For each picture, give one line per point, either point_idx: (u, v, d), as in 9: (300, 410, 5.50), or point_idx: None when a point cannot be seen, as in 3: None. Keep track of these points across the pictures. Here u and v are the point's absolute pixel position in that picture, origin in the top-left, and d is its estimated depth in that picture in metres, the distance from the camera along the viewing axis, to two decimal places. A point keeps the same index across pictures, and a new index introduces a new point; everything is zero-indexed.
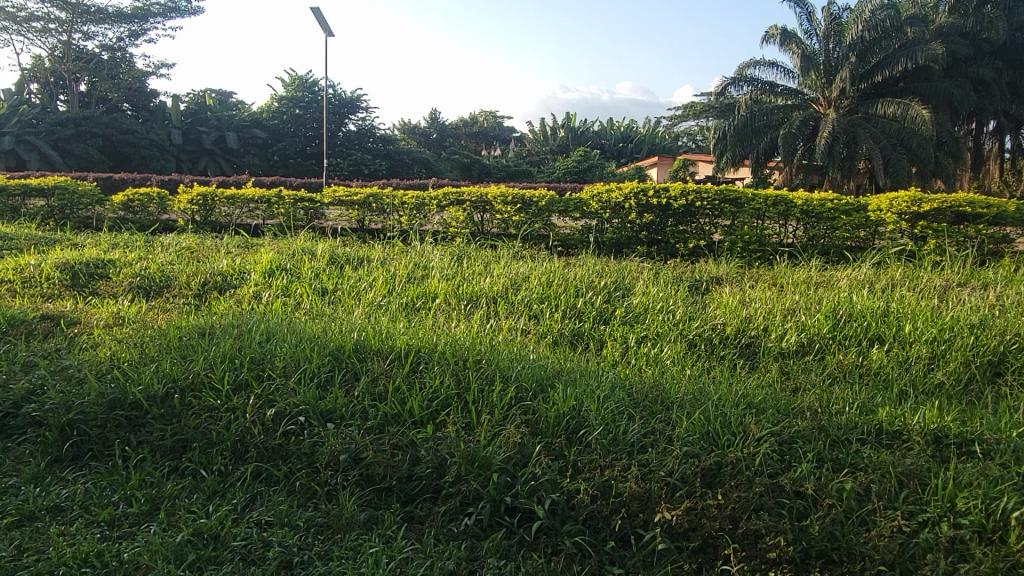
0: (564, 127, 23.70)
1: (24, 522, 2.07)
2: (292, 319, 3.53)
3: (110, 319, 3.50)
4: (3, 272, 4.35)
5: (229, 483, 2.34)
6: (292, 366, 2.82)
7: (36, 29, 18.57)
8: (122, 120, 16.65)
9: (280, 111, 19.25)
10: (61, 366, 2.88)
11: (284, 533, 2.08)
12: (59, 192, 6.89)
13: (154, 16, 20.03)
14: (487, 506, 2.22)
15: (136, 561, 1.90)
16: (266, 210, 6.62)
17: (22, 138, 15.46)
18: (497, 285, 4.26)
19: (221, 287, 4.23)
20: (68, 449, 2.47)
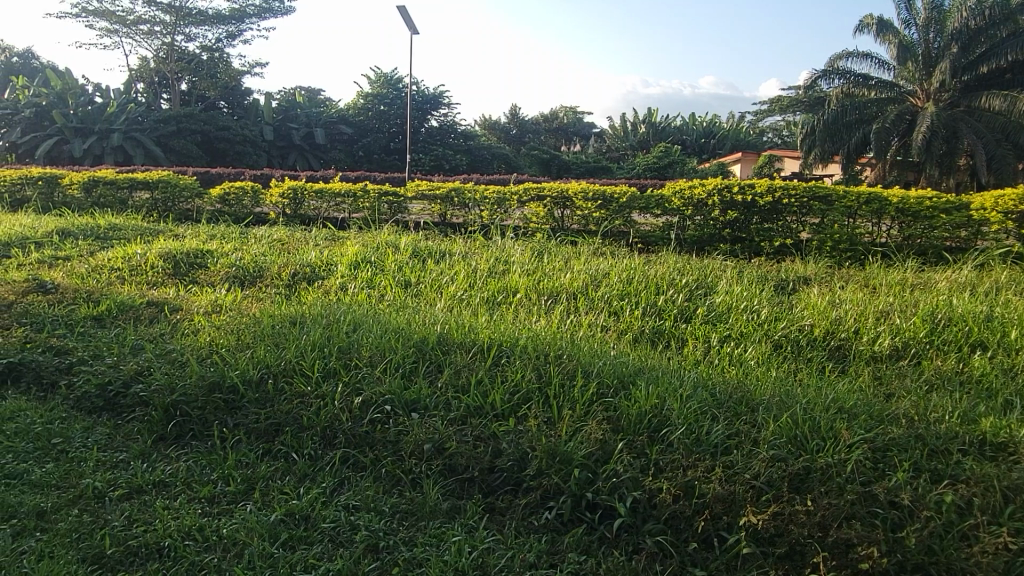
0: (645, 123, 23.39)
1: (133, 494, 2.20)
2: (377, 310, 3.62)
3: (208, 306, 3.69)
4: (113, 260, 4.63)
5: (318, 466, 2.43)
6: (378, 356, 2.90)
7: (143, 32, 19.65)
8: (220, 118, 17.58)
9: (365, 108, 19.74)
10: (165, 350, 3.05)
11: (370, 518, 2.14)
12: (163, 185, 7.30)
13: (249, 17, 20.87)
14: (568, 501, 2.22)
15: (234, 538, 1.99)
16: (351, 204, 6.81)
17: (130, 136, 15.84)
18: (577, 281, 4.25)
19: (309, 278, 4.38)
20: (171, 428, 2.61)
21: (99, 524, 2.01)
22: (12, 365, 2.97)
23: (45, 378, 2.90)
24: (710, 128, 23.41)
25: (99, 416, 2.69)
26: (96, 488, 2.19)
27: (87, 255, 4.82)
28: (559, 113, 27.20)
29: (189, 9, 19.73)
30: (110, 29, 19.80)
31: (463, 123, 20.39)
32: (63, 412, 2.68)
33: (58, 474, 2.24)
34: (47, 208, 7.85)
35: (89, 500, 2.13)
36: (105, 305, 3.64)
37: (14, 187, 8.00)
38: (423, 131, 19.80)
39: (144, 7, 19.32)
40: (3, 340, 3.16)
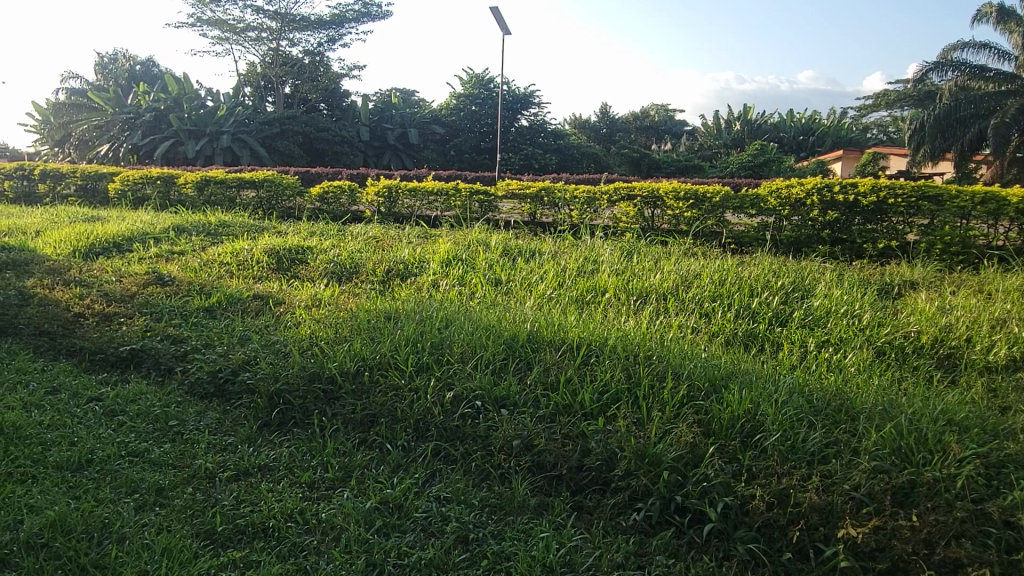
0: (740, 119, 22.74)
1: (241, 477, 2.33)
2: (468, 307, 3.69)
3: (309, 300, 3.86)
4: (223, 255, 4.91)
5: (411, 457, 2.50)
6: (469, 352, 2.96)
7: (251, 38, 20.67)
8: (320, 120, 18.42)
9: (458, 108, 20.07)
10: (269, 341, 3.22)
11: (460, 510, 2.20)
12: (267, 184, 7.67)
13: (348, 22, 21.60)
14: (657, 503, 2.20)
15: (332, 522, 2.09)
16: (443, 203, 6.94)
17: (237, 138, 16.66)
18: (667, 281, 4.19)
19: (402, 274, 4.51)
20: (275, 415, 2.75)
21: (211, 502, 2.15)
22: (134, 352, 3.21)
23: (163, 364, 3.11)
24: (809, 125, 22.45)
25: (211, 402, 2.86)
26: (207, 469, 2.33)
27: (199, 250, 5.12)
28: (650, 111, 26.80)
29: (293, 15, 20.62)
30: (222, 36, 20.94)
31: (553, 122, 20.40)
32: (179, 397, 2.87)
33: (174, 455, 2.40)
34: (165, 206, 8.40)
35: (201, 480, 2.27)
36: (216, 297, 3.87)
37: (136, 186, 8.60)
38: (514, 131, 19.93)
39: (253, 15, 20.33)
40: (128, 328, 3.41)
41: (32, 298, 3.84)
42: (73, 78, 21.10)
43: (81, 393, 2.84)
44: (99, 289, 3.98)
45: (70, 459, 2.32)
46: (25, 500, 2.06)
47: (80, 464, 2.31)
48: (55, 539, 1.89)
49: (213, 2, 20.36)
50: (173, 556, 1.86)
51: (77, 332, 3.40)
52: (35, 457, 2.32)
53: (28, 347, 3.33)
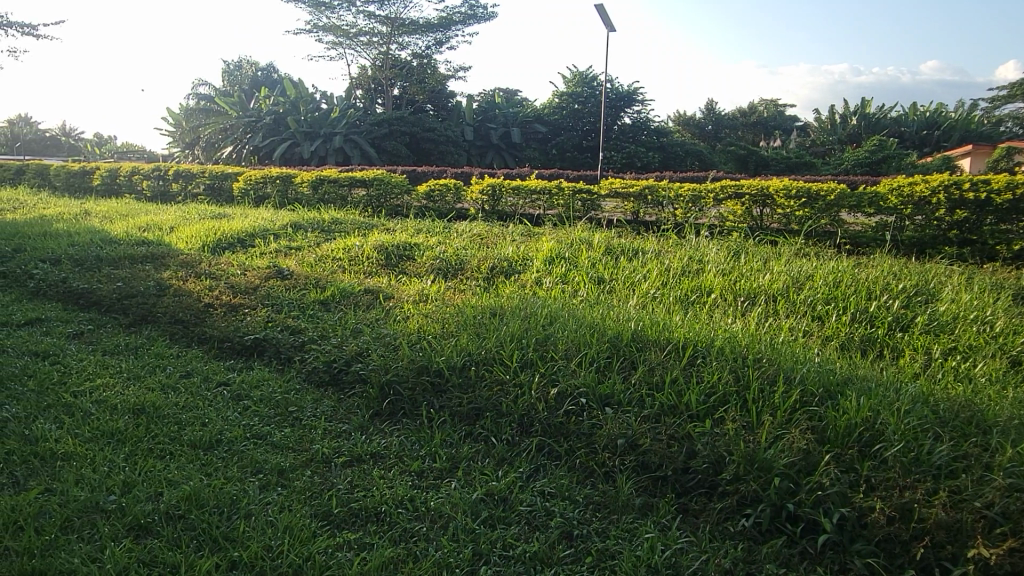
0: (857, 114, 21.64)
1: (355, 462, 2.44)
2: (572, 305, 3.71)
3: (416, 295, 3.97)
4: (337, 250, 5.14)
5: (516, 452, 2.54)
6: (573, 350, 2.96)
7: (362, 43, 21.46)
8: (426, 120, 18.78)
9: (561, 107, 20.11)
10: (380, 334, 3.34)
11: (564, 505, 2.21)
12: (377, 183, 7.95)
13: (455, 24, 22.06)
14: (767, 510, 2.14)
15: (440, 511, 2.15)
16: (546, 201, 6.98)
17: (349, 138, 17.32)
18: (778, 282, 4.04)
19: (506, 271, 4.58)
20: (386, 405, 2.85)
21: (327, 485, 2.26)
22: (258, 341, 3.41)
23: (283, 353, 3.29)
24: (934, 119, 21.03)
25: (327, 390, 3.00)
26: (323, 454, 2.45)
27: (315, 246, 5.38)
28: (758, 107, 25.92)
29: (403, 19, 21.27)
30: (336, 42, 21.83)
31: (657, 120, 20.09)
32: (297, 384, 3.03)
33: (294, 439, 2.54)
34: (282, 204, 8.87)
35: (318, 464, 2.39)
36: (331, 291, 4.06)
37: (258, 185, 9.13)
38: (617, 129, 19.87)
39: (365, 20, 21.12)
40: (251, 318, 3.63)
41: (168, 289, 4.15)
42: (203, 84, 22.59)
43: (211, 378, 3.05)
44: (226, 281, 4.26)
45: (203, 438, 2.49)
46: (164, 474, 2.23)
47: (211, 443, 2.48)
48: (191, 511, 2.03)
49: (329, 9, 21.28)
50: (294, 534, 1.97)
51: (207, 320, 3.64)
52: (173, 435, 2.51)
53: (165, 334, 3.60)
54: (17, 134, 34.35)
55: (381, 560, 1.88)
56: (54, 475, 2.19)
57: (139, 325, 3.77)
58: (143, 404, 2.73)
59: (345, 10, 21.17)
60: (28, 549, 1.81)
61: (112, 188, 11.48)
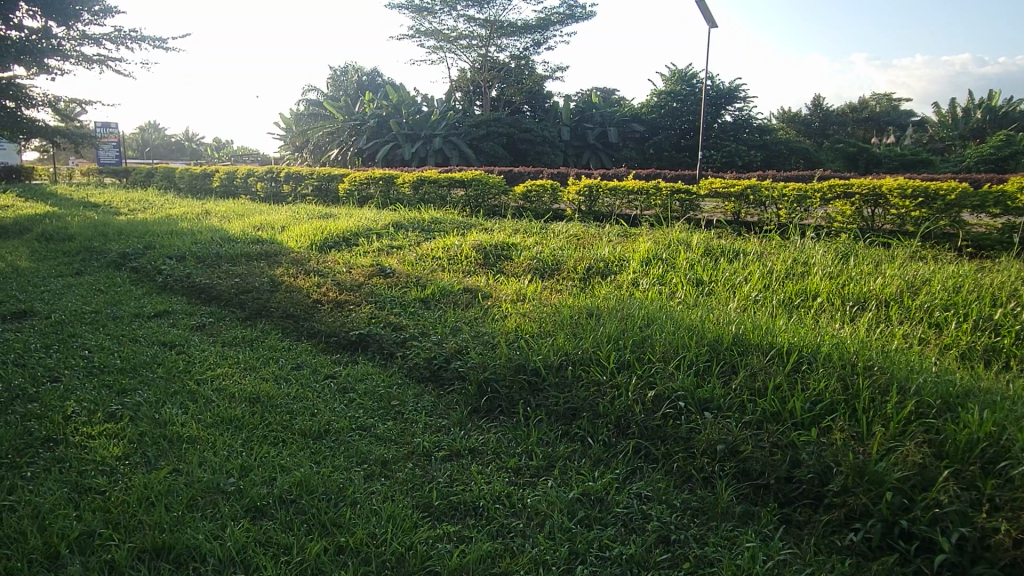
0: (982, 107, 20.20)
1: (454, 457, 2.50)
2: (670, 306, 3.65)
3: (514, 295, 4.02)
4: (437, 249, 5.27)
5: (612, 453, 2.54)
6: (671, 352, 2.92)
7: (462, 46, 21.86)
8: (523, 121, 18.85)
9: (659, 105, 19.87)
10: (479, 332, 3.41)
11: (661, 509, 2.19)
12: (475, 183, 8.09)
13: (553, 25, 22.10)
14: (877, 525, 2.03)
15: (537, 508, 2.17)
16: (644, 202, 6.90)
17: (449, 140, 17.59)
18: (891, 287, 3.84)
19: (603, 272, 4.56)
20: (483, 402, 2.91)
21: (429, 478, 2.32)
22: (362, 336, 3.55)
23: (386, 349, 3.41)
24: None
25: (426, 386, 3.09)
26: (424, 447, 2.52)
27: (416, 245, 5.53)
28: (870, 101, 24.63)
29: (502, 22, 21.52)
30: (437, 46, 22.31)
31: (759, 117, 19.45)
32: (400, 380, 3.13)
33: (396, 432, 2.63)
34: (385, 203, 9.18)
35: (419, 457, 2.46)
36: (431, 289, 4.17)
37: (362, 186, 9.48)
38: (717, 127, 19.30)
39: (465, 24, 21.49)
40: (356, 315, 3.78)
41: (280, 285, 4.38)
42: (312, 90, 23.61)
43: (319, 370, 3.20)
44: (333, 278, 4.45)
45: (312, 428, 2.62)
46: (278, 460, 2.36)
47: (319, 433, 2.60)
48: (302, 497, 2.14)
49: (431, 13, 21.79)
50: (398, 523, 2.04)
51: (316, 316, 3.82)
52: (284, 423, 2.66)
53: (278, 328, 3.80)
54: (146, 139, 37.09)
55: (480, 553, 1.91)
56: (181, 456, 2.36)
57: (254, 318, 3.99)
58: (258, 393, 2.90)
59: (446, 15, 21.62)
60: (159, 524, 1.95)
61: (229, 189, 12.21)
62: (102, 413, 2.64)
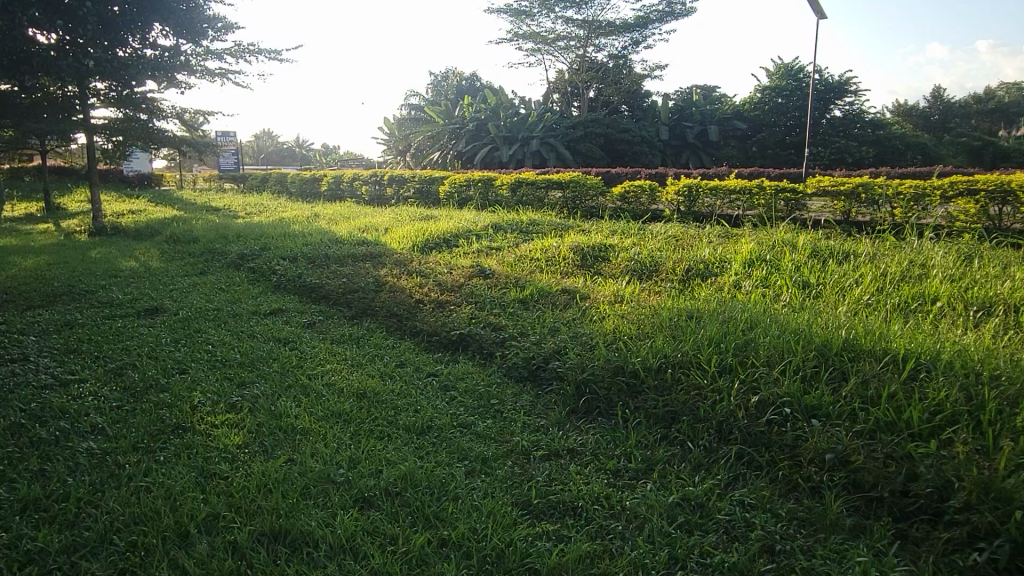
0: None
1: (552, 457, 2.52)
2: (774, 309, 3.54)
3: (612, 296, 4.01)
4: (535, 251, 5.32)
5: (713, 458, 2.49)
6: (776, 356, 2.83)
7: (560, 47, 21.90)
8: (621, 121, 18.62)
9: (764, 101, 19.41)
10: (577, 333, 3.42)
11: (765, 518, 2.12)
12: (573, 185, 8.10)
13: (653, 23, 21.80)
14: (1005, 546, 1.86)
15: (635, 510, 2.16)
16: (746, 202, 6.71)
17: (546, 142, 17.63)
18: (1021, 291, 3.55)
19: (703, 273, 4.47)
20: (582, 403, 2.92)
21: (527, 476, 2.35)
22: (462, 335, 3.62)
23: (486, 348, 3.47)
24: None
25: (525, 385, 3.13)
26: (523, 446, 2.56)
27: (515, 247, 5.60)
28: (998, 91, 22.90)
29: (601, 21, 21.39)
30: (536, 48, 22.49)
31: (872, 112, 18.47)
32: (499, 378, 3.19)
33: (496, 430, 2.68)
34: (484, 206, 9.35)
35: (518, 455, 2.50)
36: (530, 290, 4.21)
37: (462, 188, 9.69)
38: (825, 122, 18.44)
39: (563, 25, 21.51)
40: (457, 315, 3.87)
41: (384, 285, 4.55)
42: (413, 96, 24.30)
43: (422, 368, 3.30)
44: (435, 279, 4.57)
45: (416, 423, 2.71)
46: (384, 454, 2.46)
47: (423, 429, 2.69)
48: (406, 490, 2.22)
49: (530, 17, 21.96)
50: (497, 520, 2.08)
51: (419, 315, 3.94)
52: (390, 418, 2.76)
53: (382, 326, 3.95)
54: (261, 147, 39.34)
55: (579, 553, 1.92)
56: (295, 447, 2.49)
57: (361, 316, 4.16)
58: (364, 389, 3.03)
59: (544, 17, 21.75)
60: (276, 510, 2.07)
61: (337, 193, 12.77)
62: (225, 404, 2.83)
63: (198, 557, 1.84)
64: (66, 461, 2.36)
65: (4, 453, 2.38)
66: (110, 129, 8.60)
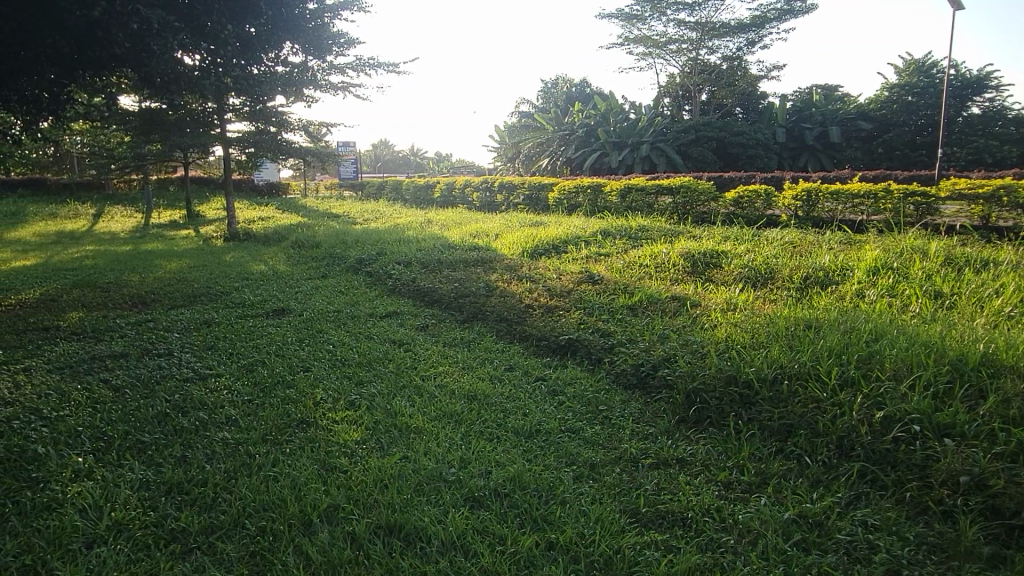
0: None
1: (661, 465, 2.48)
2: (902, 320, 3.33)
3: (724, 304, 3.91)
4: (644, 257, 5.26)
5: (833, 475, 2.38)
6: (904, 370, 2.66)
7: (672, 51, 21.54)
8: (735, 124, 18.05)
9: (891, 100, 18.31)
10: (687, 341, 3.35)
11: (891, 540, 2.00)
12: (684, 190, 7.95)
13: (770, 22, 21.04)
14: None
15: (748, 525, 2.09)
16: (871, 206, 6.36)
17: (656, 146, 17.35)
18: None
19: (823, 281, 4.27)
20: (692, 413, 2.86)
21: (635, 484, 2.34)
22: (571, 341, 3.64)
23: (594, 354, 3.47)
24: None
25: (633, 392, 3.10)
26: (631, 454, 2.54)
27: (623, 253, 5.57)
28: None
29: (714, 22, 20.86)
30: (646, 52, 22.26)
31: (1016, 107, 17.02)
32: (607, 385, 3.18)
33: (604, 436, 2.68)
34: (593, 212, 9.35)
35: (626, 462, 2.49)
36: (639, 296, 4.17)
37: (571, 195, 9.74)
38: (961, 121, 17.17)
39: (675, 28, 21.14)
40: (565, 320, 3.89)
41: (495, 290, 4.63)
42: (523, 103, 24.65)
43: (531, 373, 3.34)
44: (543, 284, 4.62)
45: (524, 427, 2.74)
46: (493, 456, 2.50)
47: (531, 432, 2.72)
48: (515, 491, 2.26)
49: (641, 21, 21.75)
50: (605, 526, 2.08)
51: (527, 320, 3.99)
52: (499, 421, 2.81)
53: (492, 330, 4.02)
54: (378, 156, 41.02)
55: (689, 565, 1.89)
56: (409, 445, 2.58)
57: (472, 320, 4.26)
58: (474, 391, 3.10)
59: (655, 21, 21.47)
60: (391, 504, 2.16)
61: (449, 200, 13.14)
62: (344, 401, 2.98)
63: (320, 544, 1.94)
64: (204, 449, 2.55)
65: (152, 439, 2.61)
66: (243, 142, 9.22)
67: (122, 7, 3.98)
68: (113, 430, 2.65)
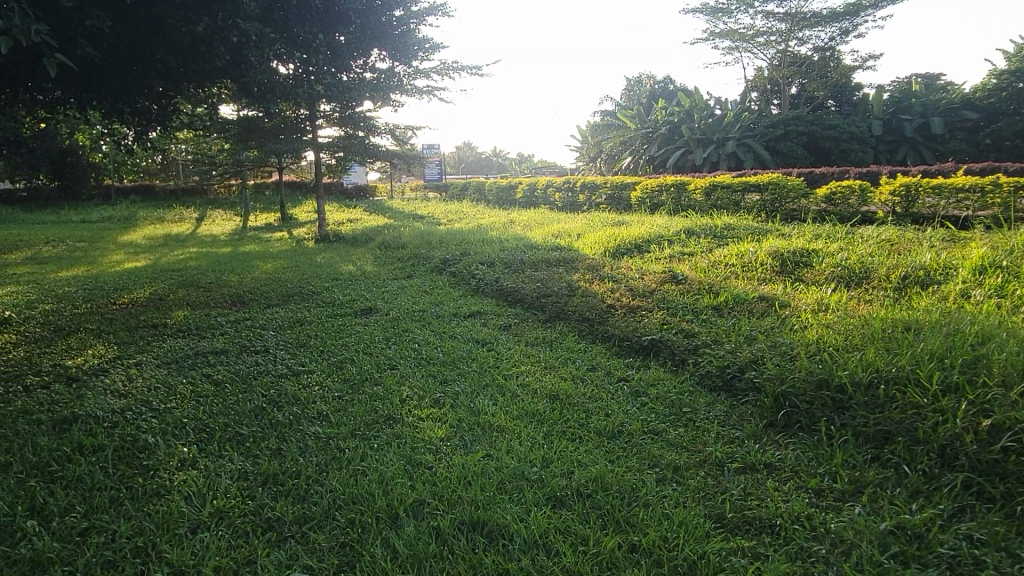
0: None
1: (748, 470, 2.42)
2: (1012, 322, 3.12)
3: (815, 304, 3.77)
4: (730, 256, 5.14)
5: (934, 485, 2.26)
6: (1014, 377, 2.50)
7: (760, 44, 20.89)
8: (827, 118, 17.36)
9: (1000, 87, 17.16)
10: (776, 343, 3.25)
11: (999, 557, 1.88)
12: (773, 188, 7.71)
13: (866, 9, 20.09)
14: None
15: (841, 535, 2.02)
16: (978, 201, 5.98)
17: (743, 143, 16.89)
18: None
19: (923, 281, 4.06)
20: (781, 417, 2.78)
21: (721, 488, 2.29)
22: (653, 342, 3.59)
23: (678, 355, 3.42)
24: None
25: (719, 395, 3.04)
26: (717, 458, 2.49)
27: (708, 252, 5.46)
28: None
29: (806, 13, 20.11)
30: (733, 46, 21.69)
31: None
32: (691, 387, 3.12)
33: (688, 438, 2.64)
34: (677, 210, 9.21)
35: (712, 466, 2.44)
36: (724, 296, 4.08)
37: (655, 194, 9.62)
38: None
39: (764, 21, 20.50)
40: (648, 320, 3.85)
41: (577, 290, 4.63)
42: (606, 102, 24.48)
43: (614, 373, 3.33)
44: (626, 284, 4.58)
45: (607, 428, 2.73)
46: (575, 456, 2.50)
47: (614, 433, 2.71)
48: (597, 492, 2.25)
49: (727, 15, 21.21)
50: (689, 530, 2.04)
51: (610, 320, 3.97)
52: (581, 421, 2.81)
53: (575, 330, 4.03)
54: (462, 158, 41.59)
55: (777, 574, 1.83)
56: (491, 443, 2.61)
57: (554, 320, 4.28)
58: (557, 391, 3.11)
59: (743, 14, 20.88)
60: (474, 501, 2.19)
61: (531, 201, 13.22)
62: (429, 399, 3.05)
63: (406, 538, 2.00)
64: (297, 443, 2.66)
65: (250, 431, 2.75)
66: (334, 146, 9.55)
67: (223, 22, 4.12)
68: (215, 423, 2.80)
